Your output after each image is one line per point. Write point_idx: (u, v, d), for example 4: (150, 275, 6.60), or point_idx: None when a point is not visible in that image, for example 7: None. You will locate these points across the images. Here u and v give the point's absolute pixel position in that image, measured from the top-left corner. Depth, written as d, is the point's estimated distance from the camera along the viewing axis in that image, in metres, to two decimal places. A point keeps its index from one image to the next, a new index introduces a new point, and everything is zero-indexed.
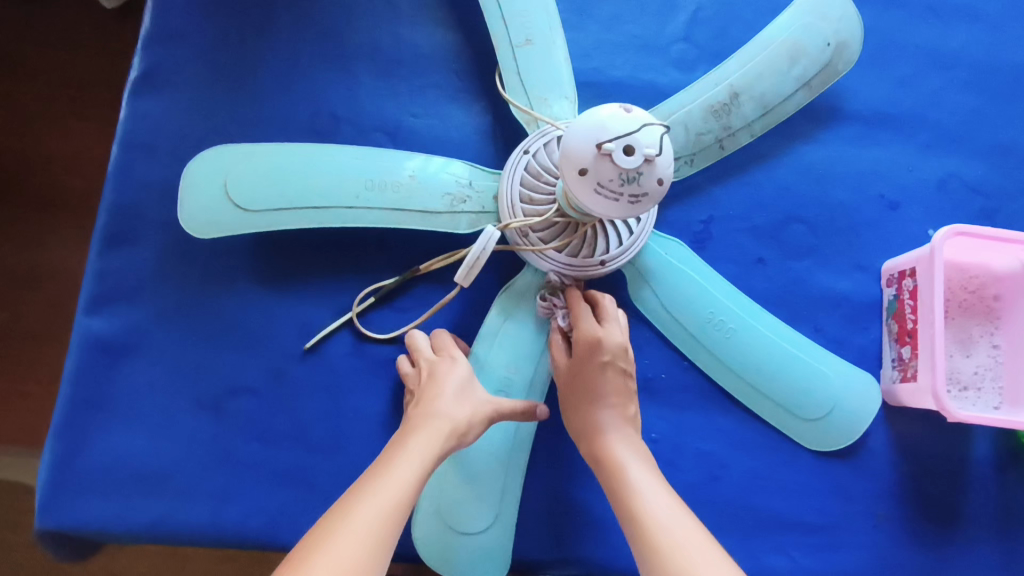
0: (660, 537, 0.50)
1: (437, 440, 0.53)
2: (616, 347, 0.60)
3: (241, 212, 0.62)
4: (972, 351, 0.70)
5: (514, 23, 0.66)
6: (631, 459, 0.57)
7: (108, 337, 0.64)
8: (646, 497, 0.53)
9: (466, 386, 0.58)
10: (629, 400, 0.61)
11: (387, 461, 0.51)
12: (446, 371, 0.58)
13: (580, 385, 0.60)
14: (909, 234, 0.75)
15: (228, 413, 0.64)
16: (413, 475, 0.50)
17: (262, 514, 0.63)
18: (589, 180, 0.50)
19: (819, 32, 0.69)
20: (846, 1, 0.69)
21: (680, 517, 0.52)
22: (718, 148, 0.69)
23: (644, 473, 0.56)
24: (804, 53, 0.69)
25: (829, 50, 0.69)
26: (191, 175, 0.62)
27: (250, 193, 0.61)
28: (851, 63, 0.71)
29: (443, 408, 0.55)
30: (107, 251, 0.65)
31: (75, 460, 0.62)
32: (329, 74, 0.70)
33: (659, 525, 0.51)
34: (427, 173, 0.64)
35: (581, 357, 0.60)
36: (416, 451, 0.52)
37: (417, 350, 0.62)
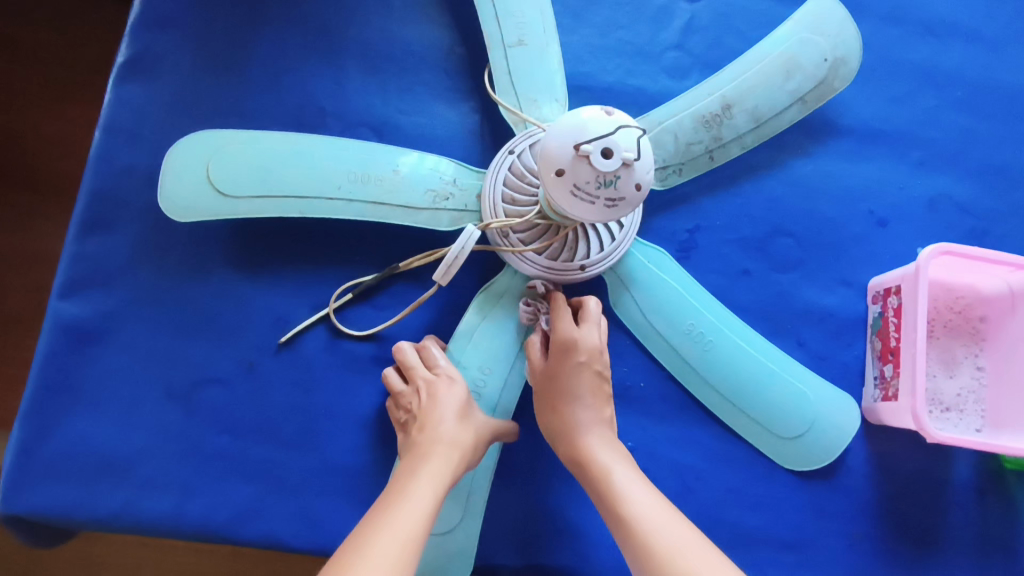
0: (658, 535, 0.50)
1: (444, 469, 0.54)
2: (591, 348, 0.61)
3: (220, 197, 0.60)
4: (956, 372, 0.69)
5: (506, 23, 0.65)
6: (615, 462, 0.57)
7: (81, 323, 0.63)
8: (637, 499, 0.54)
9: (465, 410, 0.59)
10: (605, 403, 0.61)
11: (396, 494, 0.51)
12: (446, 393, 0.59)
13: (557, 386, 0.60)
14: (897, 252, 0.74)
15: (198, 404, 0.63)
16: (425, 506, 0.50)
17: (229, 508, 0.62)
18: (566, 181, 0.50)
19: (815, 47, 0.68)
20: (845, 18, 0.69)
21: (673, 518, 0.52)
22: (708, 159, 0.68)
23: (630, 475, 0.56)
24: (799, 68, 0.68)
25: (826, 66, 0.69)
26: (175, 158, 0.61)
27: (231, 177, 0.61)
28: (848, 81, 0.70)
29: (448, 436, 0.56)
30: (85, 237, 0.65)
31: (40, 446, 0.61)
32: (318, 67, 0.69)
33: (655, 524, 0.51)
34: (412, 169, 0.63)
35: (557, 359, 0.60)
36: (426, 484, 0.52)
37: (411, 366, 0.61)
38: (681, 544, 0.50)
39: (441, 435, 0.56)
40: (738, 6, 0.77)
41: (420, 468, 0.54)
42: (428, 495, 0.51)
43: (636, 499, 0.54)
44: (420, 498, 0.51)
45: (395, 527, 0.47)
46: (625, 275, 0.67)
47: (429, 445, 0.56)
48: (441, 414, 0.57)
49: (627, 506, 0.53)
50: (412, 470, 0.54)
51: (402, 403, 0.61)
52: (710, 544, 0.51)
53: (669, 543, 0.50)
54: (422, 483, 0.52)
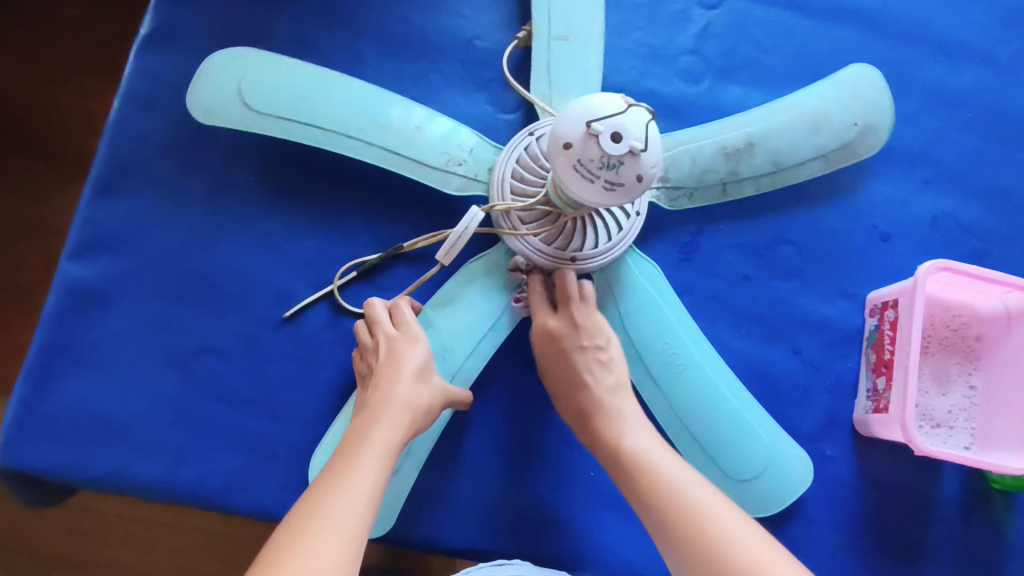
0: (681, 497, 0.53)
1: (396, 431, 0.55)
2: (570, 328, 0.64)
3: (244, 109, 0.63)
4: (948, 390, 0.70)
5: (556, 17, 0.67)
6: (629, 431, 0.59)
7: (88, 285, 0.64)
8: (654, 464, 0.56)
9: (422, 372, 0.60)
10: (608, 371, 0.63)
11: (347, 456, 0.53)
12: (406, 352, 0.60)
13: (555, 375, 0.64)
14: (898, 268, 0.75)
15: (198, 371, 0.64)
16: (375, 471, 0.51)
17: (221, 475, 0.63)
18: (572, 156, 0.51)
19: (848, 108, 0.69)
20: (886, 93, 0.70)
21: (691, 476, 0.55)
22: (719, 191, 0.69)
23: (644, 441, 0.58)
24: (828, 124, 0.68)
25: (855, 129, 0.69)
26: (209, 68, 0.63)
27: (260, 93, 0.63)
28: (874, 150, 0.70)
29: (402, 397, 0.57)
30: (97, 201, 0.66)
31: (39, 402, 0.62)
32: (336, 50, 0.70)
33: (676, 486, 0.53)
34: (434, 126, 0.65)
35: (550, 352, 0.65)
36: (377, 447, 0.54)
37: (378, 322, 0.63)
38: (702, 503, 0.52)
39: (395, 396, 0.57)
40: (754, 15, 0.78)
41: (372, 429, 0.55)
42: (377, 460, 0.53)
43: (654, 462, 0.56)
44: (370, 461, 0.52)
45: (347, 495, 0.49)
46: (616, 286, 0.68)
47: (381, 404, 0.57)
48: (397, 374, 0.58)
49: (647, 473, 0.55)
50: (364, 430, 0.55)
51: (365, 356, 0.62)
52: (727, 500, 0.53)
53: (691, 503, 0.52)
54: (372, 446, 0.53)
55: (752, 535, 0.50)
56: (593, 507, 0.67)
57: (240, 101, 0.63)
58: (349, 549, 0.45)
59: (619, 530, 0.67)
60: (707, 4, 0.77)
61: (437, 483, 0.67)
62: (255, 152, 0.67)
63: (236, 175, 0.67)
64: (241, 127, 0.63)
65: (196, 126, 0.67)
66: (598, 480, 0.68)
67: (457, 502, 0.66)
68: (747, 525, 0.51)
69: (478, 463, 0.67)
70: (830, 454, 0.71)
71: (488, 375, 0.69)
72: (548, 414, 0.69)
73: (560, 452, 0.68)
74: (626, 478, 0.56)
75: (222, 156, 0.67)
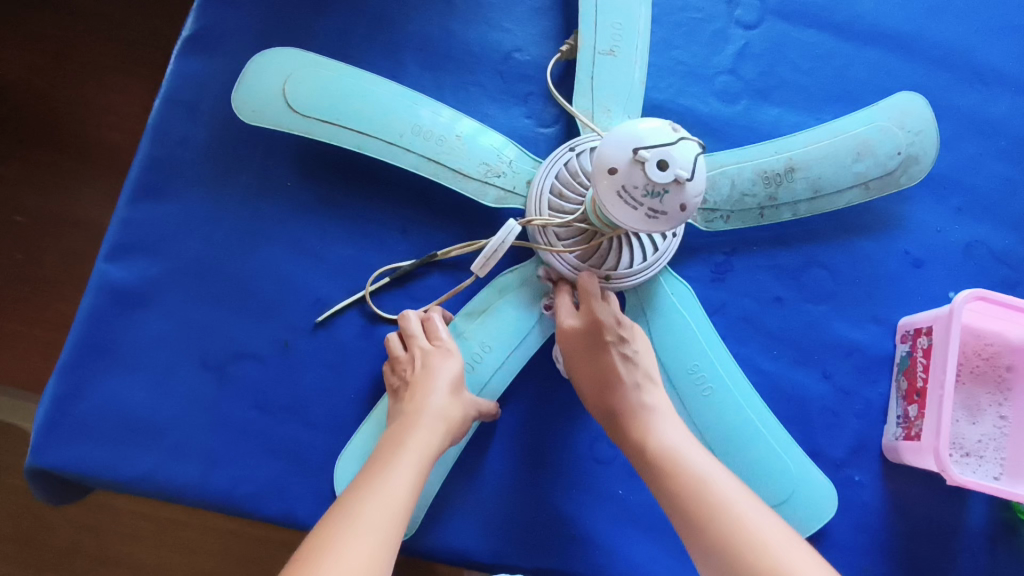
0: (709, 492, 0.53)
1: (429, 442, 0.56)
2: (591, 327, 0.62)
3: (289, 111, 0.63)
4: (978, 419, 0.69)
5: (603, 31, 0.68)
6: (658, 424, 0.59)
7: (125, 287, 0.64)
8: (684, 458, 0.56)
9: (456, 384, 0.60)
10: (633, 368, 0.61)
11: (382, 463, 0.53)
12: (440, 365, 0.60)
13: (582, 377, 0.62)
14: (930, 294, 0.75)
15: (231, 377, 0.64)
16: (409, 479, 0.52)
17: (251, 482, 0.63)
18: (616, 181, 0.51)
19: (892, 138, 0.69)
20: (932, 122, 0.69)
21: (721, 473, 0.55)
22: (758, 215, 0.69)
23: (673, 435, 0.58)
24: (870, 153, 0.68)
25: (898, 158, 0.69)
26: (256, 67, 0.64)
27: (306, 96, 0.63)
28: (915, 180, 0.70)
29: (436, 408, 0.58)
30: (135, 203, 0.66)
31: (72, 402, 0.62)
32: (376, 59, 0.71)
33: (705, 480, 0.54)
34: (475, 137, 0.65)
35: (573, 354, 0.63)
36: (412, 456, 0.54)
37: (412, 335, 0.63)
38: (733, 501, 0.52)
39: (428, 407, 0.57)
40: (792, 37, 0.77)
41: (406, 438, 0.55)
42: (412, 468, 0.53)
43: (684, 456, 0.56)
44: (404, 469, 0.53)
45: (384, 497, 0.49)
46: (648, 306, 0.68)
47: (415, 415, 0.57)
48: (431, 385, 0.58)
49: (676, 466, 0.56)
50: (398, 440, 0.55)
51: (397, 369, 0.62)
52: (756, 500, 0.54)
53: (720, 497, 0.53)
54: (406, 455, 0.54)
55: (779, 535, 0.50)
56: (620, 526, 0.67)
57: (285, 103, 0.63)
58: (382, 549, 0.46)
59: (646, 550, 0.67)
60: (746, 24, 0.77)
61: (465, 496, 0.66)
62: (294, 159, 0.68)
63: (274, 182, 0.67)
64: (285, 128, 0.64)
65: (236, 131, 0.67)
66: (627, 498, 0.67)
67: (485, 516, 0.66)
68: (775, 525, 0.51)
69: (507, 477, 0.67)
70: (857, 479, 0.71)
71: (520, 390, 0.69)
72: (578, 431, 0.68)
73: (589, 469, 0.68)
74: (653, 470, 0.57)
75: (260, 162, 0.67)
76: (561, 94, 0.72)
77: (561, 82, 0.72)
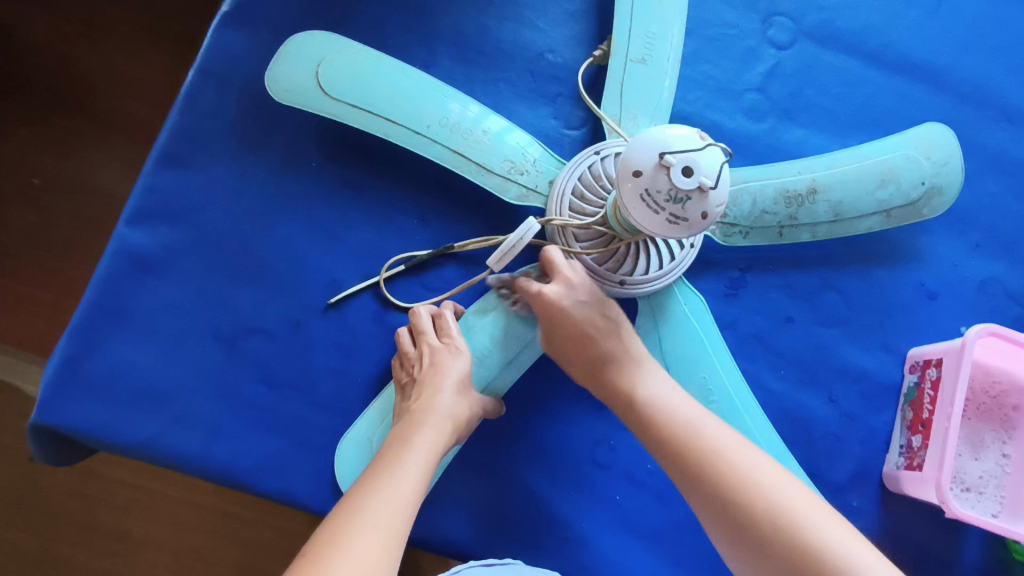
0: (705, 452, 0.54)
1: (437, 441, 0.56)
2: (567, 290, 0.61)
3: (320, 92, 0.64)
4: (981, 455, 0.69)
5: (637, 39, 0.68)
6: (643, 377, 0.60)
7: (143, 252, 0.65)
8: (669, 411, 0.57)
9: (463, 384, 0.60)
10: (613, 326, 0.61)
11: (388, 461, 0.53)
12: (448, 364, 0.60)
13: (560, 336, 0.61)
14: (940, 327, 0.74)
15: (241, 350, 0.65)
16: (416, 478, 0.52)
17: (252, 456, 0.63)
18: (640, 185, 0.51)
19: (917, 167, 0.69)
20: (957, 154, 0.70)
21: (711, 422, 0.56)
22: (776, 233, 0.69)
23: (656, 387, 0.59)
24: (894, 180, 0.69)
25: (922, 188, 0.69)
26: (291, 47, 0.64)
27: (338, 79, 0.64)
28: (938, 212, 0.70)
29: (443, 408, 0.58)
30: (160, 170, 0.66)
31: (80, 362, 0.62)
32: (409, 50, 0.71)
33: (694, 437, 0.55)
34: (500, 133, 0.66)
35: (546, 320, 0.61)
36: (418, 455, 0.54)
37: (422, 331, 0.63)
38: (735, 456, 0.53)
39: (435, 407, 0.58)
40: (823, 60, 0.78)
41: (413, 437, 0.56)
42: (418, 467, 0.53)
43: (672, 409, 0.57)
44: (411, 467, 0.53)
45: (389, 496, 0.50)
46: (661, 317, 0.68)
47: (423, 414, 0.57)
48: (439, 384, 0.58)
49: (663, 427, 0.57)
50: (404, 438, 0.56)
51: (406, 364, 0.63)
52: (756, 449, 0.55)
53: (724, 456, 0.53)
54: (413, 453, 0.54)
55: (781, 483, 0.52)
56: (615, 533, 0.67)
57: (317, 86, 0.64)
58: (391, 549, 0.46)
59: (639, 557, 0.67)
60: (778, 44, 0.77)
61: (463, 489, 0.66)
62: (321, 141, 0.68)
63: (300, 161, 0.68)
64: (315, 110, 0.64)
65: (266, 108, 0.68)
66: (623, 504, 0.67)
67: (480, 510, 0.66)
68: (778, 471, 0.53)
69: (507, 473, 0.67)
70: (856, 506, 0.71)
71: (526, 387, 0.68)
72: (581, 433, 0.68)
73: (589, 472, 0.68)
74: (646, 429, 0.58)
75: (288, 141, 0.68)
76: (591, 99, 0.72)
77: (591, 87, 0.72)
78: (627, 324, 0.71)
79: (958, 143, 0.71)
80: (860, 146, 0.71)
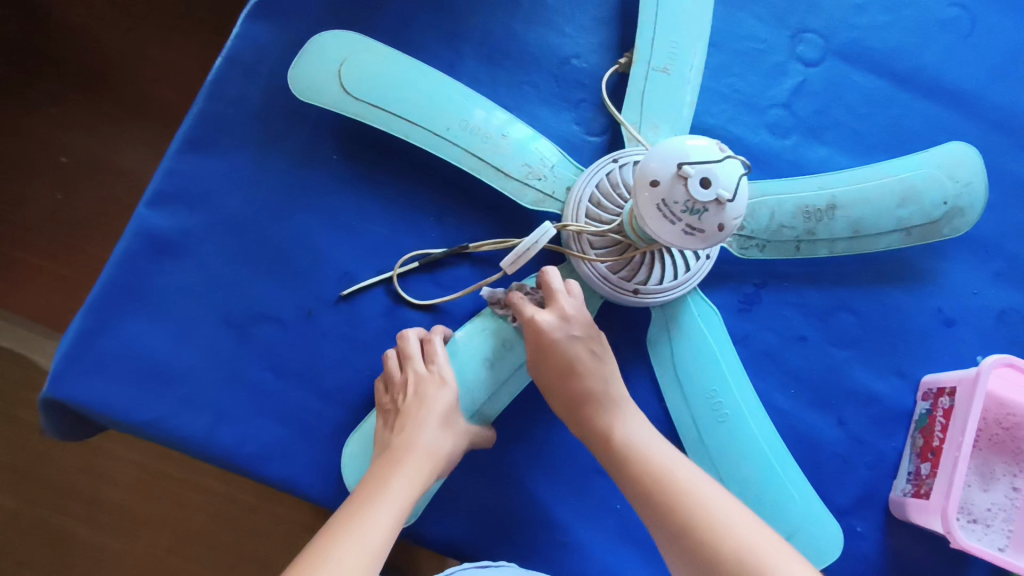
0: (675, 494, 0.53)
1: (415, 480, 0.56)
2: (560, 321, 0.60)
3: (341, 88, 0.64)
4: (990, 487, 0.68)
5: (660, 48, 0.68)
6: (622, 420, 0.59)
7: (161, 234, 0.66)
8: (645, 453, 0.56)
9: (448, 417, 0.60)
10: (599, 363, 0.60)
11: (364, 500, 0.53)
12: (433, 397, 0.60)
13: (545, 365, 0.60)
14: (956, 354, 0.73)
15: (252, 337, 0.65)
16: (391, 519, 0.51)
17: (256, 442, 0.63)
18: (657, 194, 0.51)
19: (939, 187, 0.68)
20: (982, 178, 0.69)
21: (686, 466, 0.55)
22: (794, 248, 0.68)
23: (636, 431, 0.58)
24: (915, 199, 0.68)
25: (943, 208, 0.68)
26: (316, 43, 0.65)
27: (361, 76, 0.64)
28: (958, 232, 0.69)
29: (426, 445, 0.57)
30: (183, 154, 0.67)
31: (92, 340, 0.63)
32: (436, 49, 0.71)
33: (666, 479, 0.54)
34: (520, 138, 0.66)
35: (535, 347, 0.60)
36: (396, 493, 0.54)
37: (408, 358, 0.62)
38: (705, 499, 0.52)
39: (417, 444, 0.57)
40: (851, 80, 0.77)
41: (392, 478, 0.55)
42: (394, 507, 0.53)
43: (647, 450, 0.57)
44: (388, 508, 0.52)
45: (364, 537, 0.49)
46: (674, 326, 0.67)
47: (403, 451, 0.57)
48: (422, 419, 0.58)
49: (638, 467, 0.56)
50: (383, 476, 0.55)
51: (391, 390, 0.62)
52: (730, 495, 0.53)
53: (696, 500, 0.52)
54: (389, 495, 0.54)
55: (747, 525, 0.50)
56: (614, 541, 0.66)
57: (339, 83, 0.64)
58: None
59: (636, 570, 0.66)
60: (807, 61, 0.77)
61: (463, 488, 0.66)
62: (342, 134, 0.69)
63: (321, 154, 0.68)
64: (335, 106, 0.64)
65: (291, 99, 0.69)
66: (623, 513, 0.67)
67: (479, 510, 0.66)
68: (747, 516, 0.51)
69: (508, 475, 0.67)
70: (859, 530, 0.70)
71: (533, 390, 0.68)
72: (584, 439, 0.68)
73: (591, 479, 0.67)
74: (620, 471, 0.57)
75: (309, 132, 0.69)
76: (614, 106, 0.72)
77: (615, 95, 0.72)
78: (637, 333, 0.70)
79: (983, 166, 0.70)
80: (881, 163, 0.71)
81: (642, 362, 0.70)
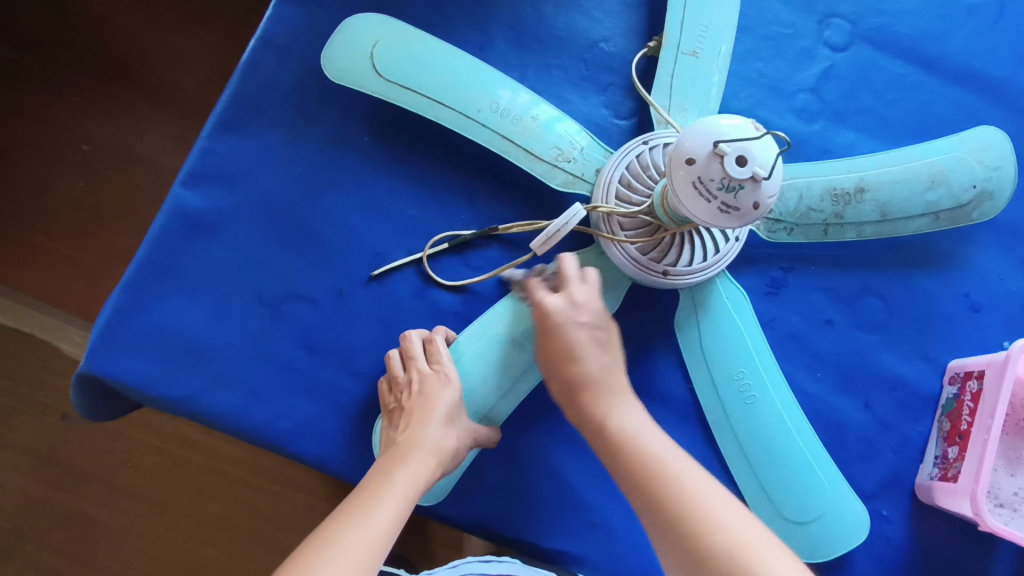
0: (668, 482, 0.51)
1: (419, 476, 0.55)
2: (569, 305, 0.59)
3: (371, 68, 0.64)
4: (1017, 472, 0.68)
5: (689, 31, 0.68)
6: (619, 409, 0.57)
7: (194, 214, 0.66)
8: (641, 443, 0.54)
9: (451, 414, 0.59)
10: (602, 352, 0.59)
11: (367, 492, 0.52)
12: (437, 394, 0.59)
13: (550, 348, 0.59)
14: (982, 340, 0.73)
15: (284, 315, 0.66)
16: (394, 511, 0.51)
17: (287, 420, 0.64)
18: (692, 172, 0.51)
19: (968, 171, 0.68)
20: (1011, 161, 0.69)
21: (680, 458, 0.53)
22: (821, 231, 0.69)
23: (634, 420, 0.56)
24: (944, 182, 0.68)
25: (972, 192, 0.68)
26: (348, 25, 0.65)
27: (392, 58, 0.65)
28: (987, 216, 0.69)
29: (431, 442, 0.57)
30: (216, 135, 0.68)
31: (127, 317, 0.64)
32: (465, 31, 0.72)
33: (661, 468, 0.52)
34: (550, 121, 0.66)
35: (541, 329, 0.60)
36: (400, 487, 0.53)
37: (413, 357, 0.62)
38: (697, 490, 0.50)
39: (421, 441, 0.57)
40: (879, 65, 0.77)
41: (395, 471, 0.55)
42: (397, 501, 0.52)
43: (643, 442, 0.54)
44: (391, 501, 0.52)
45: (366, 528, 0.48)
46: (702, 309, 0.68)
47: (408, 447, 0.57)
48: (426, 417, 0.58)
49: (632, 458, 0.53)
50: (388, 469, 0.55)
51: (395, 389, 0.62)
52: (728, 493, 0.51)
53: (687, 490, 0.50)
54: (392, 488, 0.53)
55: (738, 518, 0.48)
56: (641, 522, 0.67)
57: (370, 66, 0.65)
58: None
59: None
60: (835, 46, 0.77)
61: (492, 466, 0.66)
62: (373, 116, 0.69)
63: (352, 136, 0.69)
64: (366, 88, 0.65)
65: (323, 81, 0.69)
66: None
67: (508, 489, 0.66)
68: (740, 511, 0.49)
69: (536, 455, 0.67)
70: (885, 514, 0.70)
71: None
72: None
73: None
74: (613, 461, 0.55)
75: (341, 114, 0.69)
76: (643, 89, 0.73)
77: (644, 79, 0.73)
78: (665, 315, 0.71)
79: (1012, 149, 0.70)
80: (909, 147, 0.71)
81: (670, 344, 0.70)
